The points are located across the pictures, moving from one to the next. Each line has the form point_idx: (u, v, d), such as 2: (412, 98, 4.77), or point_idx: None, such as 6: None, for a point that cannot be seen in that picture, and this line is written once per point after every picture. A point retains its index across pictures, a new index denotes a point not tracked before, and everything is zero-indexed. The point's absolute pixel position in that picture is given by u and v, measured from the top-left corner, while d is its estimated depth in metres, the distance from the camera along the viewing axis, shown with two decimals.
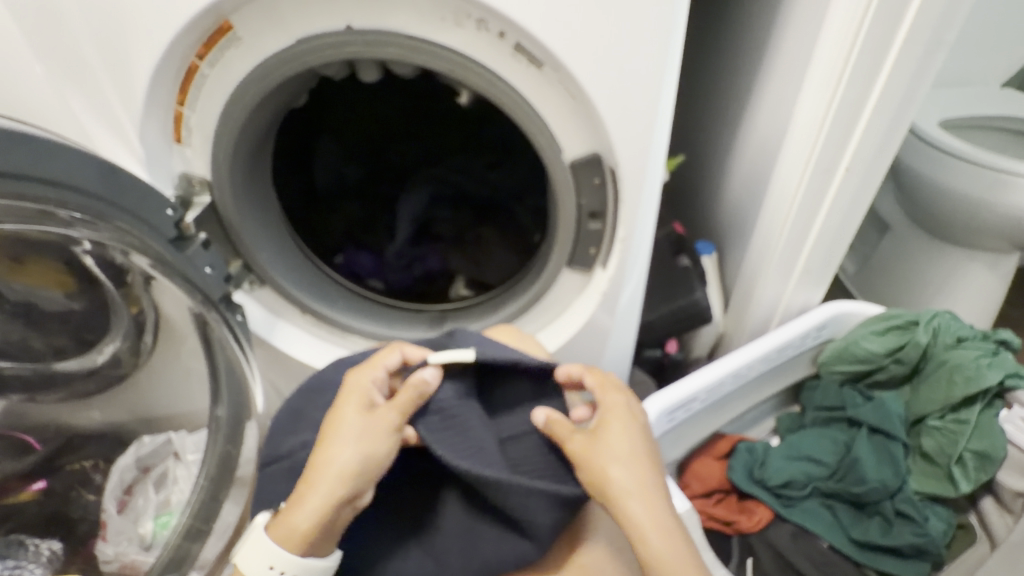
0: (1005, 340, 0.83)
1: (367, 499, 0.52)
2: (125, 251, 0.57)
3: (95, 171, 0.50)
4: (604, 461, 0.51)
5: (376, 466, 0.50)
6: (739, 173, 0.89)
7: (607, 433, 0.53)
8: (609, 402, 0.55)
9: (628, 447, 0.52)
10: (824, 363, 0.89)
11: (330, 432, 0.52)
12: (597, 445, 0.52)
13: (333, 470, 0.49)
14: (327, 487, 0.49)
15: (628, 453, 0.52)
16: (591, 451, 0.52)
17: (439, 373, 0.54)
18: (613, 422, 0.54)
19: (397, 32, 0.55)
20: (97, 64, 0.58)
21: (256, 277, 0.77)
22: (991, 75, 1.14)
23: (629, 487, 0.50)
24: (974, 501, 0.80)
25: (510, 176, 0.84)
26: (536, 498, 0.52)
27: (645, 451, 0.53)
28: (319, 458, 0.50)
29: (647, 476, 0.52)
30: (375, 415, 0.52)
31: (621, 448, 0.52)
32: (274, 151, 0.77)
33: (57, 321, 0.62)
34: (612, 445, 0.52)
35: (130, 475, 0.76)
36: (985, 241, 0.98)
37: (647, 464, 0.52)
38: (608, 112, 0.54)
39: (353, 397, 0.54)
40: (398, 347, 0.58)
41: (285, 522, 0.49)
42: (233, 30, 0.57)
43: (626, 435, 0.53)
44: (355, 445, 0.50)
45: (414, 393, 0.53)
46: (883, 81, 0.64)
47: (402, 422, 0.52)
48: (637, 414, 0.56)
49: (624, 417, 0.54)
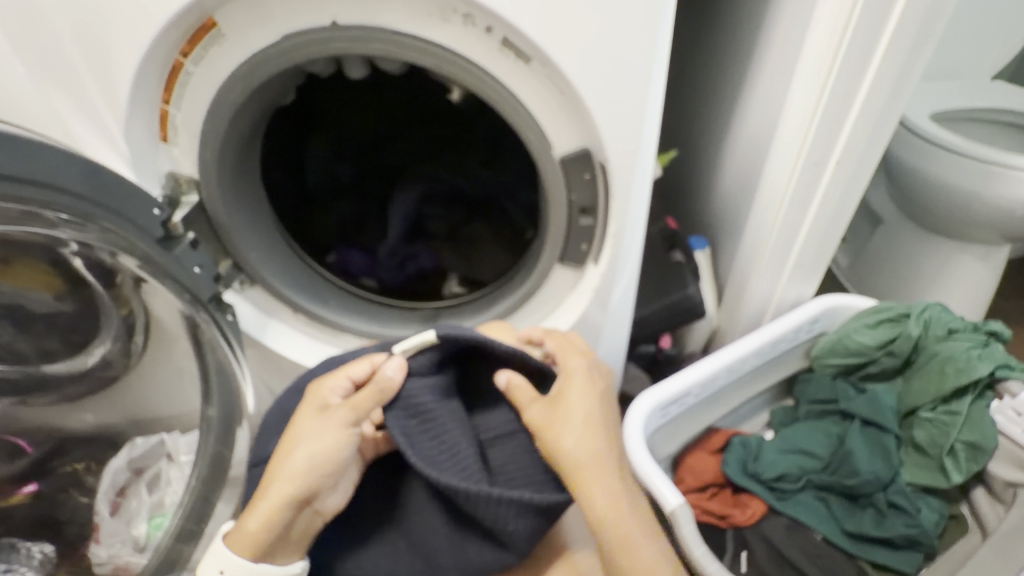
0: (996, 331, 0.83)
1: (329, 501, 0.53)
2: (113, 252, 0.56)
3: (80, 170, 0.50)
4: (558, 432, 0.52)
5: (329, 465, 0.51)
6: (732, 167, 0.89)
7: (567, 400, 0.54)
8: (569, 371, 0.56)
9: (585, 414, 0.53)
10: (818, 356, 0.89)
11: (287, 434, 0.53)
12: (555, 413, 0.53)
13: (285, 470, 0.50)
14: (279, 487, 0.50)
15: (585, 421, 0.53)
16: (548, 418, 0.53)
17: (403, 365, 0.52)
18: (572, 390, 0.54)
19: (383, 28, 0.55)
20: (81, 63, 0.58)
21: (247, 276, 0.76)
22: (982, 67, 1.15)
23: (588, 460, 0.51)
24: (966, 491, 0.81)
25: (502, 172, 0.83)
26: (510, 508, 0.50)
27: (601, 418, 0.54)
28: (276, 461, 0.51)
29: (603, 445, 0.53)
30: (329, 415, 0.52)
31: (579, 417, 0.53)
32: (264, 149, 0.76)
33: (44, 322, 0.61)
34: (570, 413, 0.53)
35: (123, 476, 0.75)
36: (975, 233, 0.98)
37: (603, 430, 0.53)
38: (597, 106, 0.54)
39: (312, 402, 0.54)
40: (369, 356, 0.55)
41: (241, 524, 0.51)
42: (218, 27, 0.56)
43: (584, 403, 0.54)
44: (307, 444, 0.51)
45: (376, 390, 0.52)
46: (873, 73, 0.64)
47: (357, 419, 0.52)
48: (596, 381, 0.56)
49: (584, 385, 0.55)
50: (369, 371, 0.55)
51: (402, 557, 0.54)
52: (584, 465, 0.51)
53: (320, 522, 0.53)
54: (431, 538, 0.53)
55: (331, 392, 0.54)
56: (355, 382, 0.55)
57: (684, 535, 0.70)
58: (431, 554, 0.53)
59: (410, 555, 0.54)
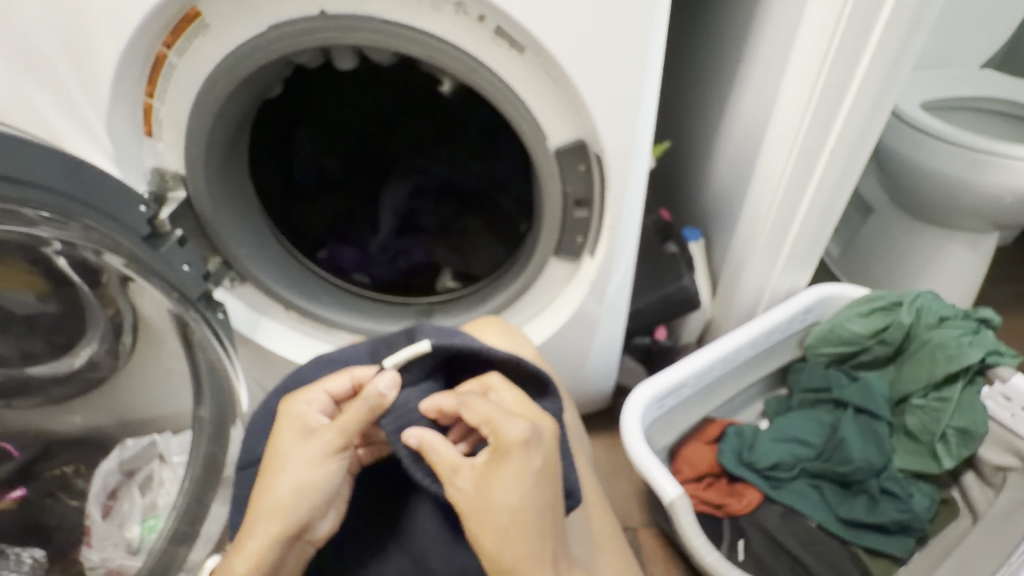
0: (987, 318, 0.83)
1: (320, 529, 0.50)
2: (98, 251, 0.55)
3: (60, 167, 0.48)
4: (479, 515, 0.44)
5: (317, 496, 0.49)
6: (725, 156, 0.89)
7: (494, 481, 0.44)
8: (500, 444, 0.44)
9: (513, 504, 0.43)
10: (810, 346, 0.90)
11: (268, 460, 0.50)
12: (478, 502, 0.44)
13: (270, 504, 0.48)
14: (264, 526, 0.48)
15: (512, 510, 0.43)
16: (472, 498, 0.44)
17: (396, 380, 0.49)
18: (508, 468, 0.44)
19: (371, 16, 0.53)
20: (60, 55, 0.56)
21: (236, 274, 0.75)
22: (971, 55, 1.15)
23: (512, 560, 0.43)
24: (956, 476, 0.82)
25: (491, 167, 0.83)
26: None
27: (536, 502, 0.44)
28: (258, 495, 0.49)
29: (530, 539, 0.43)
30: (317, 438, 0.49)
31: (501, 509, 0.43)
32: (252, 127, 0.74)
33: (27, 325, 0.59)
34: (494, 504, 0.43)
35: (114, 479, 0.74)
36: (963, 220, 0.99)
37: (533, 513, 0.44)
38: (589, 94, 0.53)
39: (291, 423, 0.51)
40: (348, 370, 0.54)
41: (224, 568, 0.48)
42: (201, 17, 0.54)
43: (514, 489, 0.43)
44: (291, 474, 0.48)
45: (364, 407, 0.49)
46: (866, 62, 0.63)
47: (345, 442, 0.49)
48: (538, 455, 0.45)
49: (519, 468, 0.44)
50: (349, 385, 0.53)
51: (392, 560, 0.52)
52: (508, 566, 0.43)
53: (313, 550, 0.51)
54: (424, 541, 0.51)
55: (309, 409, 0.51)
56: (333, 396, 0.53)
57: (683, 525, 0.70)
58: (423, 558, 0.51)
59: (402, 557, 0.52)
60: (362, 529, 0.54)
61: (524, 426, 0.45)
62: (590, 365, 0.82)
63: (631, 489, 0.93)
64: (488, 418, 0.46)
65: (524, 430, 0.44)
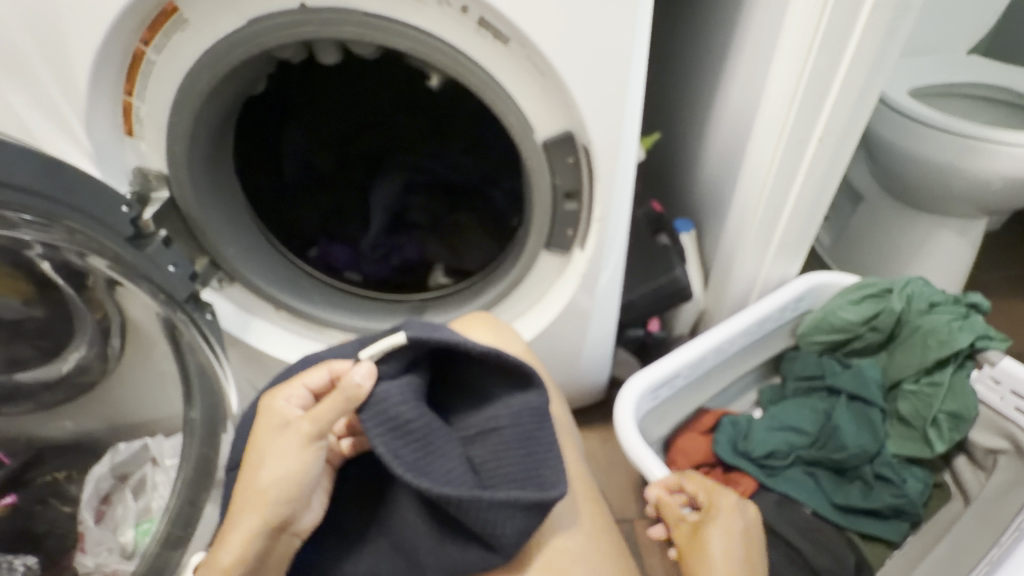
0: (976, 303, 0.84)
1: (304, 520, 0.50)
2: (82, 253, 0.54)
3: (40, 168, 0.47)
4: (699, 557, 0.57)
5: (297, 488, 0.48)
6: (715, 146, 0.88)
7: (707, 534, 0.59)
8: (719, 509, 0.61)
9: (723, 554, 0.56)
10: (803, 334, 0.90)
11: (249, 456, 0.50)
12: (696, 549, 0.58)
13: (251, 498, 0.48)
14: (246, 518, 0.47)
15: (722, 560, 0.56)
16: (692, 543, 0.59)
17: (373, 371, 0.48)
18: (717, 526, 0.59)
19: (351, 10, 0.53)
20: (37, 56, 0.55)
21: (225, 274, 0.74)
22: (957, 41, 1.15)
23: None
24: (949, 460, 0.83)
25: (480, 159, 0.84)
26: (500, 508, 0.47)
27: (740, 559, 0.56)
28: (241, 489, 0.49)
29: None
30: (295, 431, 0.49)
31: (718, 557, 0.56)
32: (239, 125, 0.74)
33: (11, 330, 0.59)
34: (708, 551, 0.57)
35: (106, 483, 0.73)
36: (951, 206, 1.00)
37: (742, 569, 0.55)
38: (575, 83, 0.52)
39: (270, 418, 0.51)
40: (326, 363, 0.53)
41: (210, 562, 0.48)
42: (180, 12, 0.53)
43: (723, 545, 0.57)
44: (270, 467, 0.48)
45: (342, 397, 0.48)
46: (854, 47, 0.63)
47: (321, 430, 0.49)
48: (739, 525, 0.60)
49: (724, 528, 0.59)
50: (327, 378, 0.53)
51: (384, 556, 0.51)
52: None
53: (299, 543, 0.50)
54: (413, 536, 0.51)
55: (288, 404, 0.51)
56: (312, 390, 0.53)
57: None
58: (412, 552, 0.50)
59: (394, 554, 0.51)
60: (349, 526, 0.53)
61: (732, 504, 0.62)
62: (583, 360, 0.82)
63: (627, 481, 0.93)
64: (699, 486, 0.64)
65: (733, 504, 0.62)
